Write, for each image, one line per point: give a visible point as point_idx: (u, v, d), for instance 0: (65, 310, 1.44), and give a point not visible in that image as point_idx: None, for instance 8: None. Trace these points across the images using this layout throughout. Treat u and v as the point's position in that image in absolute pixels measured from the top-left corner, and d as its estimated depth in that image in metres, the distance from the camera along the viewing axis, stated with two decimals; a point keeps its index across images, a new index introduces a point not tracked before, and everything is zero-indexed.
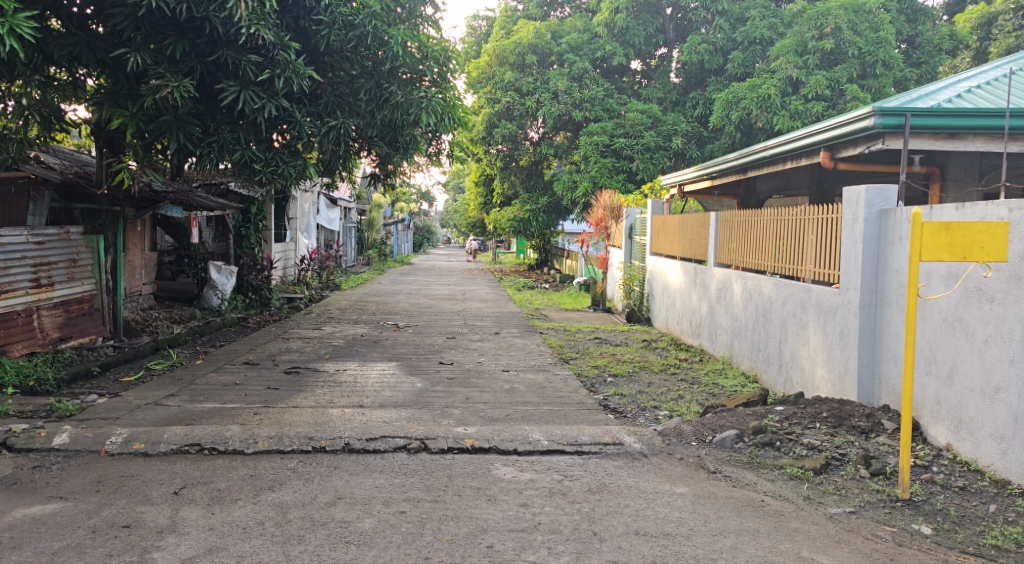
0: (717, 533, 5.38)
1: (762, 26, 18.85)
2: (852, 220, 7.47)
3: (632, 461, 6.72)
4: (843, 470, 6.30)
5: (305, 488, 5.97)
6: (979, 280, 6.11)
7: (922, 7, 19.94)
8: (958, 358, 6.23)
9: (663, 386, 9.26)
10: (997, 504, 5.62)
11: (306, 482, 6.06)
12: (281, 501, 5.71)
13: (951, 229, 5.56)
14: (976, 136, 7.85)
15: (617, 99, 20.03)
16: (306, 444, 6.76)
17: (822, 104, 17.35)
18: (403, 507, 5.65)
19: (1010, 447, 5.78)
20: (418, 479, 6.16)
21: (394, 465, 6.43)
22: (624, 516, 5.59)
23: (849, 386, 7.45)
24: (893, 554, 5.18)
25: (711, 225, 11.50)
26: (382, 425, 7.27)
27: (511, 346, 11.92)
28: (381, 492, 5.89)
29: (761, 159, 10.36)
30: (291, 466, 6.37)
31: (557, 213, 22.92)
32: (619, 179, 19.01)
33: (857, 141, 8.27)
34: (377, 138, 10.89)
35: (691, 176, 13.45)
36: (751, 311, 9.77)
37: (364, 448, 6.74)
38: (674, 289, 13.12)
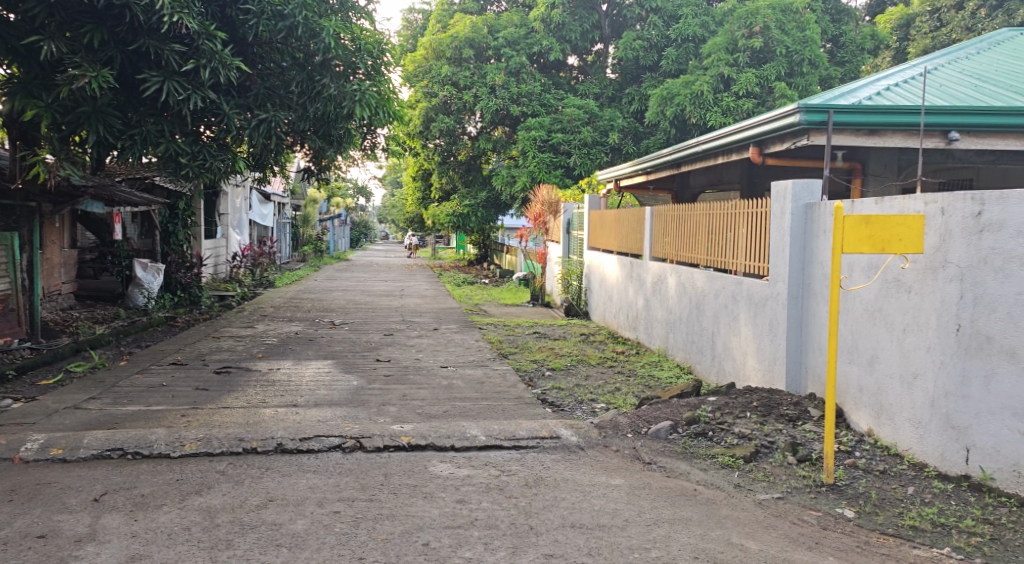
0: (651, 523, 5.45)
1: (694, 24, 19.11)
2: (779, 214, 7.64)
3: (568, 453, 6.79)
4: (772, 457, 6.45)
5: (234, 491, 5.85)
6: (897, 271, 6.32)
7: (845, 7, 20.50)
8: (878, 347, 6.45)
9: (599, 379, 9.37)
10: (914, 486, 5.83)
11: (235, 485, 5.95)
12: (209, 506, 5.59)
13: (870, 221, 5.70)
14: (894, 132, 8.12)
15: (554, 94, 20.15)
16: (236, 445, 6.64)
17: (752, 101, 17.70)
18: (337, 507, 5.60)
19: (926, 431, 6.00)
20: (353, 479, 6.10)
21: (327, 465, 6.36)
22: (560, 510, 5.63)
23: (778, 375, 7.64)
24: (818, 538, 5.31)
25: (645, 220, 11.64)
26: (316, 425, 7.17)
27: (450, 342, 11.86)
28: (314, 493, 5.82)
29: (693, 154, 10.54)
30: (219, 469, 6.24)
31: (494, 209, 22.93)
32: (556, 174, 19.09)
33: (784, 137, 8.46)
34: (309, 132, 10.71)
35: (627, 172, 13.64)
36: (685, 303, 9.94)
37: (297, 448, 6.64)
38: (610, 283, 13.27)
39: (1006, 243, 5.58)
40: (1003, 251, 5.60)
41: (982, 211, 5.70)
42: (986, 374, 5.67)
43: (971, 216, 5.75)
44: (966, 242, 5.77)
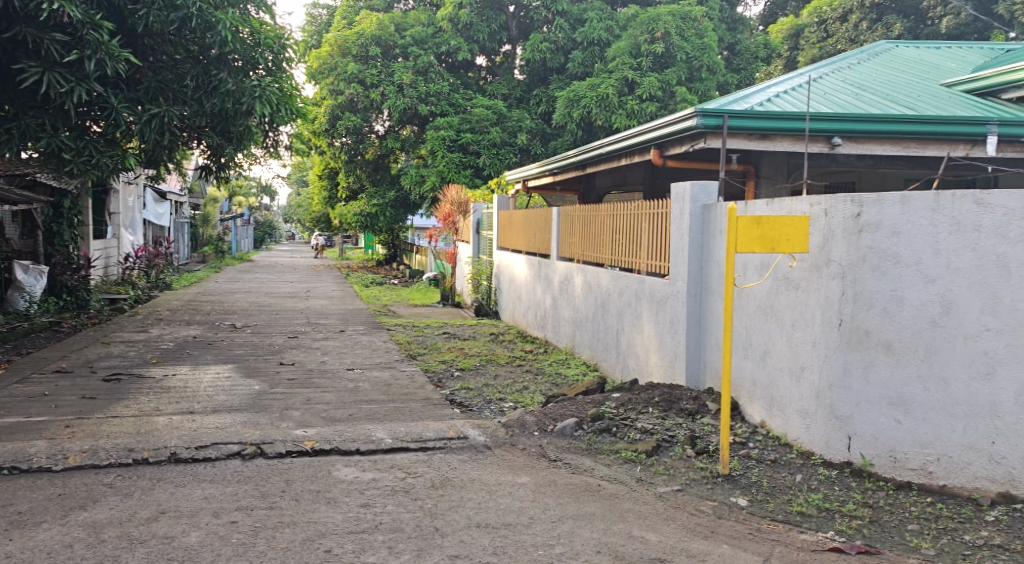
0: (555, 520, 5.54)
1: (599, 28, 19.33)
2: (679, 215, 7.86)
3: (475, 453, 6.81)
4: (672, 450, 6.63)
5: (122, 504, 5.65)
6: (785, 269, 6.62)
7: (740, 16, 21.16)
8: (769, 341, 6.75)
9: (507, 378, 9.45)
10: (802, 473, 6.10)
11: (124, 498, 5.75)
12: (94, 521, 5.38)
13: (761, 222, 5.90)
14: (784, 137, 8.47)
15: (462, 94, 20.13)
16: (124, 457, 6.41)
17: (655, 104, 18.10)
18: (234, 517, 5.47)
19: (813, 422, 6.29)
20: (251, 487, 5.98)
21: (225, 474, 6.21)
22: (467, 510, 5.65)
23: (678, 371, 7.86)
24: (714, 527, 5.49)
25: (552, 220, 11.77)
26: (213, 433, 7.01)
27: (356, 344, 11.74)
28: (209, 503, 5.67)
29: (598, 156, 10.73)
30: (106, 482, 6.01)
31: (403, 208, 22.83)
32: (466, 175, 19.19)
33: (683, 140, 8.73)
34: (207, 128, 10.51)
35: (535, 172, 13.78)
36: (591, 302, 10.13)
37: (192, 457, 6.47)
38: (519, 282, 13.38)
39: (882, 243, 5.90)
40: (879, 250, 5.91)
41: (860, 213, 6.00)
42: (866, 367, 5.97)
43: (851, 217, 6.05)
44: (847, 241, 6.06)
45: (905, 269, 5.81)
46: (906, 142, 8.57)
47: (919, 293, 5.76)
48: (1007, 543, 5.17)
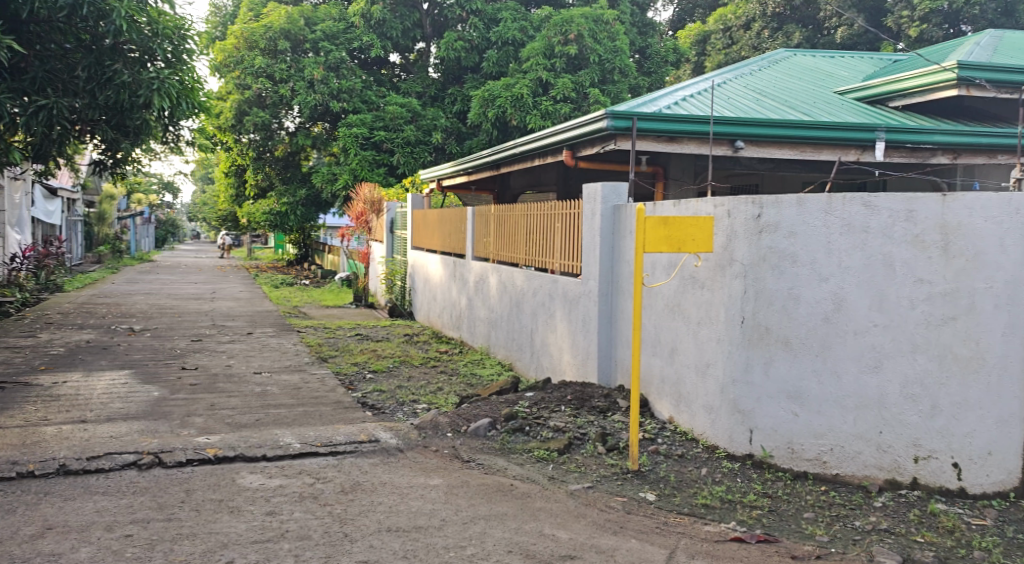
0: (467, 521, 5.53)
1: (514, 28, 19.40)
2: (590, 215, 7.97)
3: (387, 456, 6.74)
4: (584, 448, 6.72)
5: (4, 521, 5.36)
6: (691, 269, 6.78)
7: (651, 20, 21.57)
8: (677, 339, 6.93)
9: (421, 379, 9.40)
10: (707, 467, 6.27)
11: (6, 514, 5.46)
12: None
13: (668, 223, 6.01)
14: (689, 140, 8.69)
15: (376, 91, 19.92)
16: (9, 470, 6.10)
17: (569, 105, 18.25)
18: (129, 531, 5.27)
19: (717, 417, 6.47)
20: (148, 498, 5.76)
21: (120, 485, 5.97)
22: (377, 514, 5.59)
23: (590, 369, 7.98)
24: (622, 522, 5.58)
25: (467, 219, 11.76)
26: (106, 443, 6.74)
27: (264, 347, 11.45)
28: (102, 517, 5.44)
29: (512, 155, 10.78)
30: None
31: (314, 207, 22.44)
32: (379, 173, 18.94)
33: (594, 141, 8.86)
34: (101, 120, 10.07)
35: (449, 171, 13.76)
36: (505, 302, 10.18)
37: (84, 469, 6.20)
38: (434, 282, 13.33)
39: (781, 243, 6.09)
40: (779, 250, 6.10)
41: (761, 214, 6.18)
42: (765, 362, 6.18)
43: (752, 218, 6.22)
44: (748, 241, 6.24)
45: (802, 268, 6.02)
46: (804, 147, 8.90)
47: (814, 291, 6.00)
48: (893, 527, 5.43)
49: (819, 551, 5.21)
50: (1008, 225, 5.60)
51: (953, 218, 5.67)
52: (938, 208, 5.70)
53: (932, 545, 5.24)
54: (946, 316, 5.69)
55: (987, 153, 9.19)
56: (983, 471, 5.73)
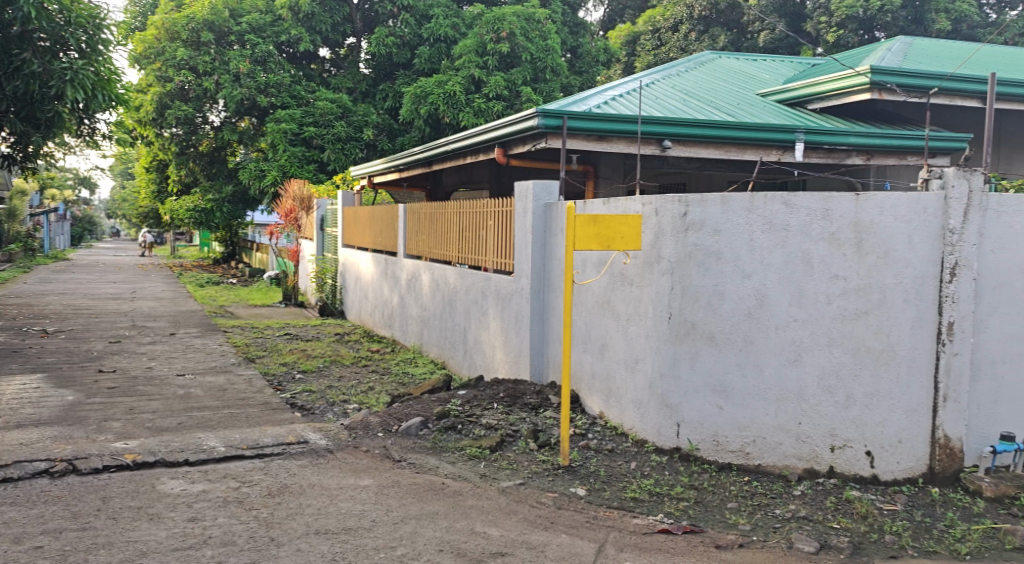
0: (398, 521, 5.50)
1: (445, 25, 19.34)
2: (522, 213, 7.99)
3: (316, 458, 6.64)
4: (516, 445, 6.74)
5: None
6: (620, 266, 6.86)
7: (582, 20, 21.74)
8: (607, 336, 7.01)
9: (352, 379, 9.30)
10: (636, 461, 6.36)
11: None
12: None
13: (597, 221, 6.07)
14: (619, 139, 8.79)
15: (305, 86, 19.57)
16: None
17: (501, 104, 18.24)
18: (40, 542, 5.08)
19: (645, 411, 6.57)
20: (61, 507, 5.56)
21: (30, 494, 5.74)
22: (305, 517, 5.51)
23: (523, 366, 8.01)
24: (553, 518, 5.62)
25: (399, 216, 11.68)
26: (17, 450, 6.48)
27: (188, 348, 11.18)
28: (12, 528, 5.23)
29: (443, 153, 10.75)
30: None
31: (241, 204, 22.00)
32: (309, 169, 18.66)
33: (526, 139, 8.90)
34: (9, 112, 9.73)
35: (381, 168, 13.65)
36: (437, 300, 10.15)
37: None
38: (365, 280, 13.20)
39: (706, 241, 6.21)
40: (704, 248, 6.22)
41: (687, 213, 6.28)
42: (691, 358, 6.30)
43: (678, 216, 6.32)
44: (675, 239, 6.34)
45: (726, 265, 6.15)
46: (728, 147, 9.10)
47: (738, 287, 6.13)
48: (811, 515, 5.60)
49: (742, 540, 5.34)
50: (916, 224, 5.83)
51: (866, 217, 5.87)
52: (852, 208, 5.89)
53: (847, 530, 5.43)
54: (859, 311, 5.90)
55: (898, 155, 9.53)
56: (894, 458, 5.93)
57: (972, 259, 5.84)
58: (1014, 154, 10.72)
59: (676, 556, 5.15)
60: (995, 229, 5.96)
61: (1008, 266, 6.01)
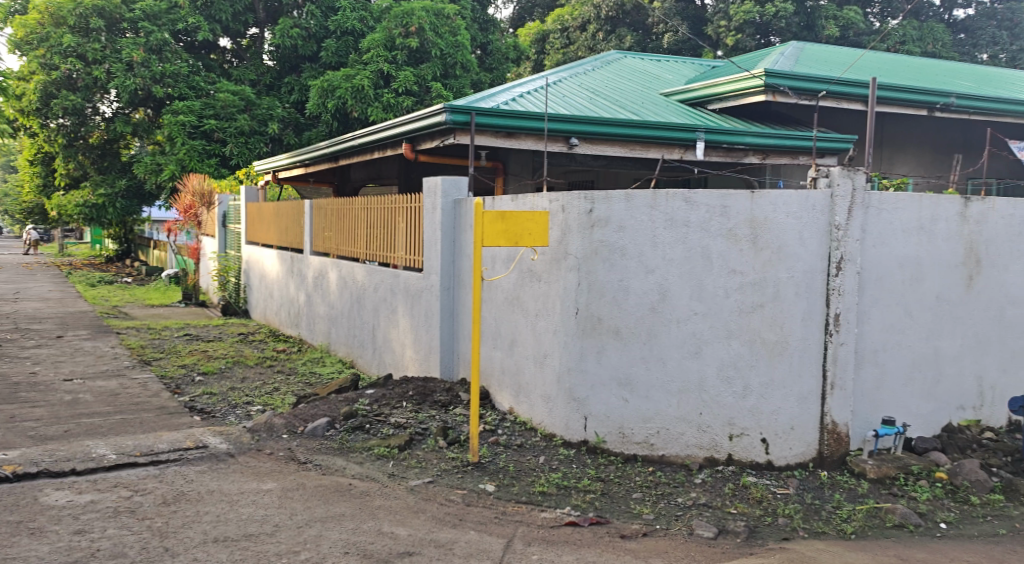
0: (302, 525, 5.38)
1: (352, 18, 19.03)
2: (431, 209, 7.94)
3: (215, 463, 6.44)
4: (425, 443, 6.69)
5: None
6: (528, 262, 6.89)
7: (491, 17, 21.75)
8: (516, 331, 7.04)
9: (255, 380, 9.06)
10: (545, 455, 6.40)
11: None
12: None
13: (505, 217, 6.06)
14: (527, 136, 8.82)
15: (204, 77, 19.00)
16: None
17: (411, 99, 18.05)
18: None
19: (554, 405, 6.62)
20: None
21: None
22: (203, 525, 5.34)
23: (433, 363, 7.96)
24: (461, 515, 5.60)
25: (304, 213, 11.43)
26: None
27: (77, 351, 10.68)
28: None
29: (350, 148, 10.60)
30: None
31: (136, 199, 21.07)
32: (210, 163, 18.07)
33: (434, 135, 8.84)
34: None
35: (285, 163, 13.36)
36: (345, 298, 10.00)
37: None
38: (270, 278, 12.89)
39: (612, 237, 6.29)
40: (609, 243, 6.30)
41: (592, 209, 6.36)
42: (598, 352, 6.38)
43: (584, 212, 6.39)
44: (581, 235, 6.41)
45: (631, 260, 6.25)
46: (633, 144, 9.24)
47: (641, 282, 6.24)
48: (710, 502, 5.75)
49: (645, 529, 5.44)
50: (807, 220, 6.05)
51: (761, 214, 6.06)
52: (748, 204, 6.07)
53: (744, 515, 5.60)
54: (755, 304, 6.09)
55: (791, 154, 9.89)
56: (786, 444, 6.14)
57: (855, 254, 6.11)
58: (896, 153, 11.27)
59: (582, 548, 5.21)
60: (877, 225, 6.26)
61: (889, 260, 6.33)
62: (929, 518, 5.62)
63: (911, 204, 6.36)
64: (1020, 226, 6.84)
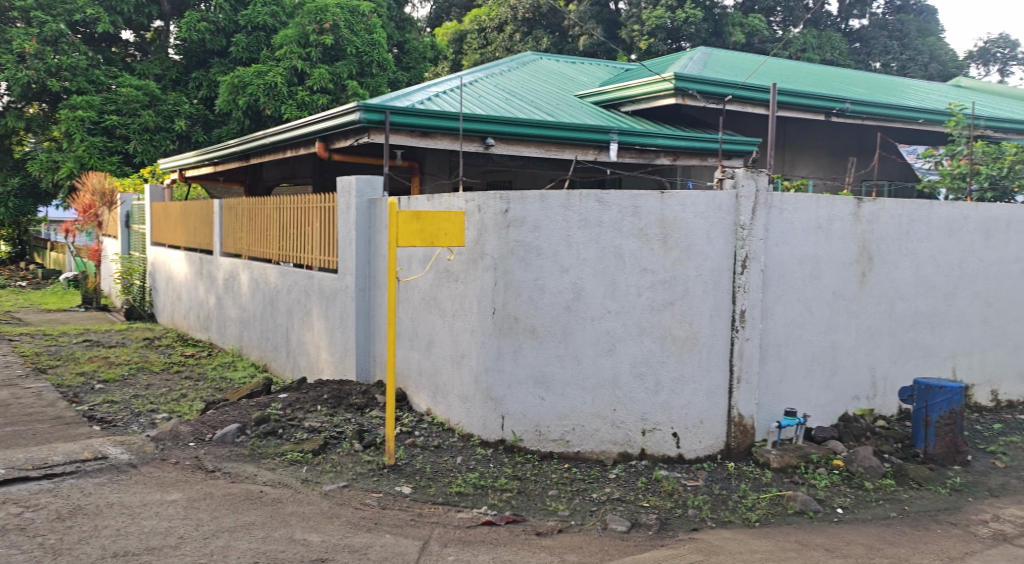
0: (209, 535, 5.24)
1: (264, 12, 18.63)
2: (345, 209, 7.83)
3: (116, 474, 6.21)
4: (340, 446, 6.60)
5: None
6: (444, 262, 6.86)
7: (408, 16, 21.57)
8: (433, 332, 7.00)
9: (161, 387, 8.78)
10: (462, 455, 6.39)
11: None
12: None
13: (420, 217, 6.01)
14: (442, 136, 8.78)
15: (104, 70, 18.23)
16: None
17: (327, 97, 17.80)
18: None
19: (471, 405, 6.61)
20: None
21: None
22: (101, 540, 5.14)
23: (348, 366, 7.85)
24: (377, 519, 5.54)
25: (213, 213, 11.13)
26: None
27: None
28: None
29: (262, 146, 10.39)
30: None
31: (31, 198, 20.12)
32: (112, 161, 17.47)
33: (347, 134, 8.74)
34: None
35: (193, 161, 12.99)
36: (257, 300, 9.78)
37: None
38: (178, 281, 12.50)
39: (527, 237, 6.32)
40: (525, 243, 6.33)
41: (508, 209, 6.37)
42: (514, 351, 6.40)
43: (499, 212, 6.40)
44: (496, 235, 6.42)
45: (546, 260, 6.29)
46: (548, 145, 9.30)
47: (556, 281, 6.29)
48: (624, 496, 5.83)
49: (560, 526, 5.49)
50: (713, 220, 6.20)
51: (670, 214, 6.18)
52: (658, 204, 6.19)
53: (655, 508, 5.70)
54: (666, 302, 6.20)
55: (700, 156, 10.11)
56: (697, 438, 6.29)
57: (759, 253, 6.30)
58: (797, 156, 11.64)
59: (497, 547, 5.22)
60: (779, 225, 6.46)
61: (790, 259, 6.54)
62: (828, 504, 5.83)
63: (810, 205, 6.59)
64: (907, 226, 7.18)
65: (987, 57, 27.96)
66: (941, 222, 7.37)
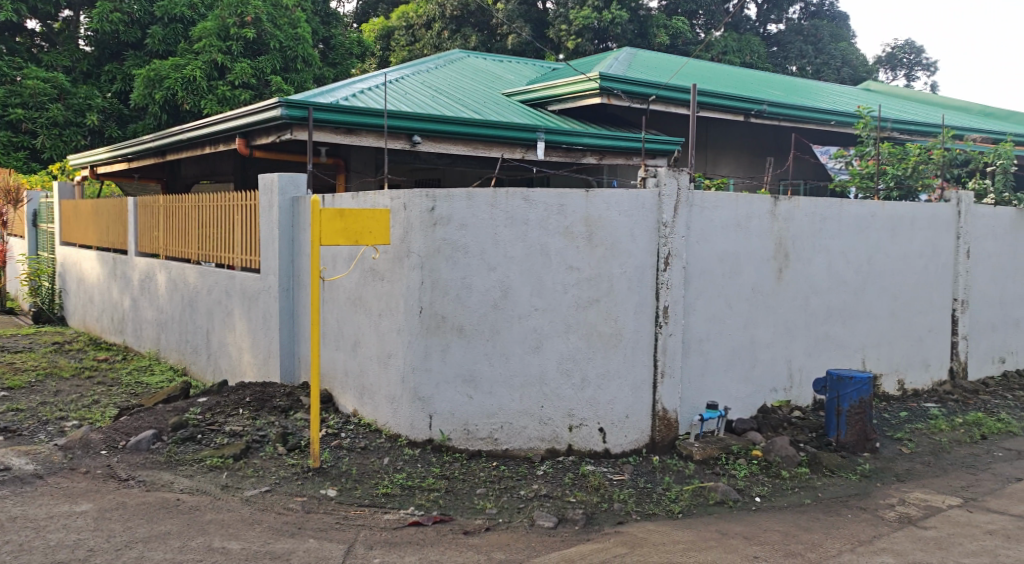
0: (122, 547, 5.07)
1: (181, 4, 18.10)
2: (268, 207, 7.68)
3: (21, 486, 5.95)
4: (262, 450, 6.47)
5: None
6: (370, 261, 6.79)
7: (333, 11, 21.23)
8: (359, 332, 6.92)
9: (72, 393, 8.46)
10: (388, 456, 6.33)
11: None
12: None
13: (344, 215, 5.91)
14: (367, 133, 8.67)
15: (9, 61, 17.41)
16: None
17: (249, 92, 17.39)
18: None
19: (398, 405, 6.56)
20: None
21: None
22: (4, 556, 4.92)
23: (272, 367, 7.70)
24: (300, 523, 5.45)
25: (128, 211, 10.78)
26: None
27: None
28: None
29: (180, 142, 10.11)
30: None
31: None
32: (18, 157, 16.76)
33: (269, 130, 8.58)
34: None
35: (105, 157, 12.54)
36: (175, 301, 9.51)
37: None
38: (90, 282, 12.06)
39: (454, 235, 6.29)
40: (451, 241, 6.30)
41: (434, 207, 6.32)
42: (442, 350, 6.37)
43: (425, 211, 6.35)
44: (423, 234, 6.36)
45: (472, 258, 6.27)
46: (476, 143, 9.28)
47: (483, 279, 6.28)
48: (551, 492, 5.87)
49: (488, 524, 5.49)
50: (637, 219, 6.28)
51: (595, 212, 6.24)
52: (583, 203, 6.23)
53: (581, 503, 5.75)
54: (591, 299, 6.26)
55: (624, 155, 10.24)
56: (622, 433, 6.36)
57: (681, 250, 6.41)
58: (719, 155, 11.95)
59: (424, 547, 5.19)
60: (700, 223, 6.59)
61: (711, 256, 6.68)
62: (747, 494, 5.98)
63: (728, 203, 6.74)
64: (820, 224, 7.41)
65: (894, 62, 29.07)
66: (851, 220, 7.63)
